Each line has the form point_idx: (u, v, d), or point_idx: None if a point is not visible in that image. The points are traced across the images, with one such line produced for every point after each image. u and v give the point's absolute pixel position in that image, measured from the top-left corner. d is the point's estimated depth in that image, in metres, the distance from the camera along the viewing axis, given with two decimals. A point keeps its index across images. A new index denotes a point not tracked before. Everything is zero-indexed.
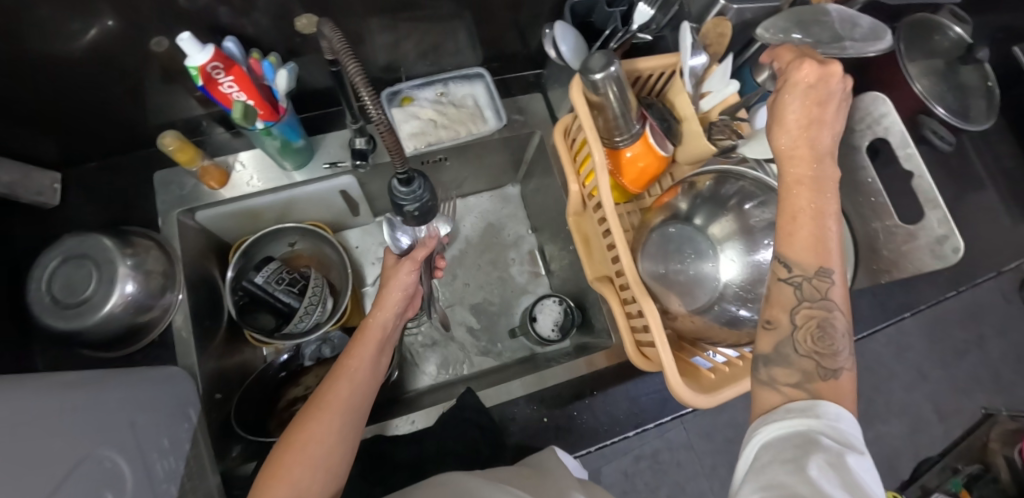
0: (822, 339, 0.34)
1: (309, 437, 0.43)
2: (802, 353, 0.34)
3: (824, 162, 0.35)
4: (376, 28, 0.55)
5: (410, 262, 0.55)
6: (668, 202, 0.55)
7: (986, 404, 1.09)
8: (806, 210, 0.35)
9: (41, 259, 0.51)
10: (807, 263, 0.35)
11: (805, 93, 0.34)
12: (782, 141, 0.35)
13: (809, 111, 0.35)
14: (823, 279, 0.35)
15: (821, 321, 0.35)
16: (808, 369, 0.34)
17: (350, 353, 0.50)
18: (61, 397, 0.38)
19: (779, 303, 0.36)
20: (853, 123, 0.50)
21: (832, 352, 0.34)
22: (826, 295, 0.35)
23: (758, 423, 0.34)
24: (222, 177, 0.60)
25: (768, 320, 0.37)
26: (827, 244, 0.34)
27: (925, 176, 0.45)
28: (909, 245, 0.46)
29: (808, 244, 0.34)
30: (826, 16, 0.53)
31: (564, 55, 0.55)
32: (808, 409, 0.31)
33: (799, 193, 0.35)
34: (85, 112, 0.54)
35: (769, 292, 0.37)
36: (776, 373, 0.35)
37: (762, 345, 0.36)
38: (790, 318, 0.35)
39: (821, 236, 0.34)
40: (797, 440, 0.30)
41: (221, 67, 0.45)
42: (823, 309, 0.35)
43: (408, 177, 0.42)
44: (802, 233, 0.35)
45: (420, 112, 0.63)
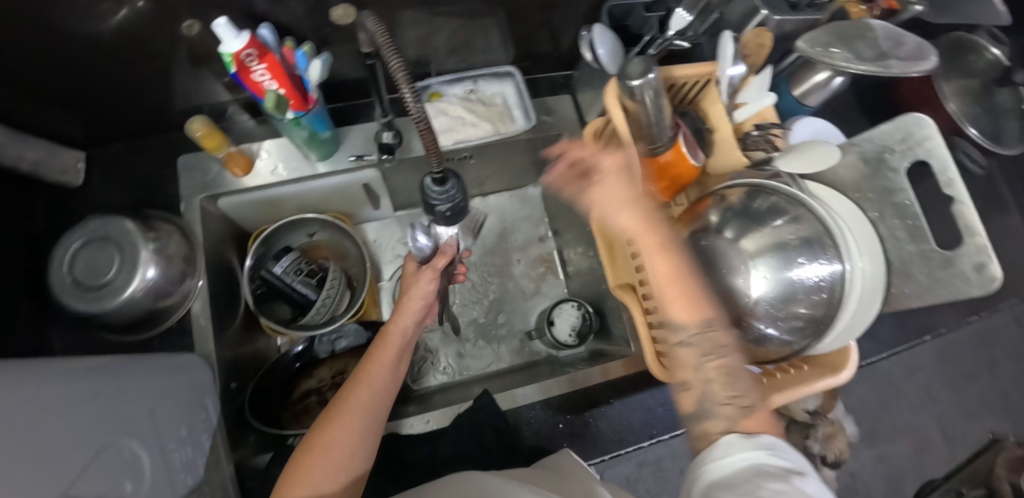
0: (732, 383, 0.39)
1: (331, 442, 0.41)
2: (725, 402, 0.37)
3: (658, 230, 0.45)
4: (410, 21, 0.54)
5: (430, 271, 0.55)
6: (699, 213, 0.54)
7: (993, 428, 1.09)
8: (667, 272, 0.43)
9: (63, 239, 0.50)
10: (690, 319, 0.41)
11: (609, 181, 0.50)
12: (625, 223, 0.47)
13: (617, 188, 0.49)
14: (711, 331, 0.40)
15: (726, 369, 0.39)
16: (732, 415, 0.36)
17: (370, 358, 0.49)
18: (81, 384, 0.37)
19: (686, 364, 0.41)
20: (892, 143, 0.49)
21: (743, 393, 0.38)
22: (717, 342, 0.40)
23: (708, 464, 0.34)
24: (247, 164, 0.60)
25: (683, 383, 0.40)
26: (698, 298, 0.42)
27: (967, 204, 0.43)
28: (947, 272, 0.45)
29: (680, 299, 0.41)
30: (870, 32, 0.52)
31: (601, 59, 0.54)
32: (746, 442, 0.34)
33: (658, 260, 0.43)
34: (113, 92, 0.53)
35: (671, 356, 0.42)
36: (707, 425, 0.37)
37: (687, 406, 0.39)
38: (698, 376, 0.40)
39: (690, 291, 0.42)
40: (752, 476, 0.31)
41: (255, 55, 0.45)
42: (723, 356, 0.40)
43: (443, 177, 0.42)
44: (675, 296, 0.42)
45: (448, 108, 0.62)
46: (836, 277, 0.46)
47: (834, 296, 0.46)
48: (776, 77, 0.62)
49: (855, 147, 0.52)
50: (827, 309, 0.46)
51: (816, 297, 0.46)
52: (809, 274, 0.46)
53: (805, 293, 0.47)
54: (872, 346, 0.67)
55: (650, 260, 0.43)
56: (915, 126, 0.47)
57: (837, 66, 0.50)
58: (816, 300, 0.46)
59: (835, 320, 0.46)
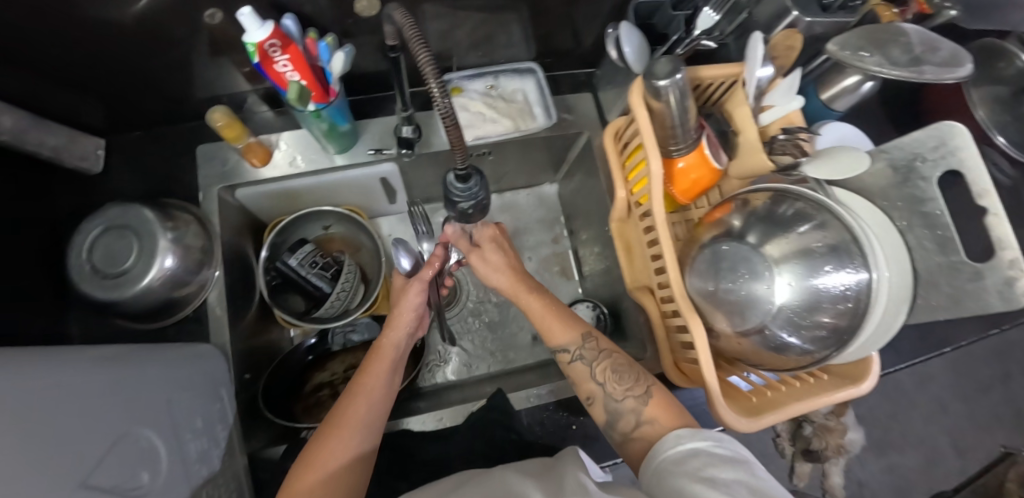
0: (615, 374, 0.47)
1: (326, 459, 0.42)
2: (625, 399, 0.45)
3: (526, 280, 0.52)
4: (433, 15, 0.53)
5: (420, 284, 0.52)
6: (720, 218, 0.53)
7: (1005, 442, 1.07)
8: (537, 304, 0.51)
9: (83, 225, 0.50)
10: (570, 339, 0.49)
11: (489, 250, 0.53)
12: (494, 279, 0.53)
13: (490, 253, 0.52)
14: (590, 340, 0.49)
15: (610, 367, 0.47)
16: (634, 407, 0.44)
17: (364, 371, 0.49)
18: (99, 374, 0.37)
19: (585, 378, 0.48)
20: (924, 151, 0.47)
21: (632, 384, 0.46)
22: (597, 349, 0.49)
23: (660, 455, 0.38)
24: (265, 155, 0.60)
25: (588, 397, 0.48)
26: (570, 321, 0.51)
27: (1000, 215, 0.42)
28: (974, 284, 0.44)
29: (553, 326, 0.50)
30: (906, 36, 0.50)
31: (627, 57, 0.53)
32: (695, 434, 0.37)
33: (525, 297, 0.51)
34: (134, 80, 0.53)
35: (572, 376, 0.49)
36: (621, 426, 0.44)
37: (599, 415, 0.47)
38: (596, 385, 0.47)
39: (563, 317, 0.51)
40: (695, 461, 0.35)
41: (278, 45, 0.44)
42: (604, 359, 0.48)
43: (467, 174, 0.41)
44: (554, 326, 0.50)
45: (469, 104, 0.62)
46: (862, 286, 0.45)
47: (859, 306, 0.45)
48: (804, 80, 0.61)
49: (884, 154, 0.51)
50: (851, 319, 0.45)
51: (841, 307, 0.45)
52: (837, 283, 0.45)
53: (830, 302, 0.46)
54: (890, 357, 0.66)
55: (523, 300, 0.52)
56: (949, 133, 0.45)
57: (869, 70, 0.48)
58: (841, 309, 0.45)
59: (859, 331, 0.45)
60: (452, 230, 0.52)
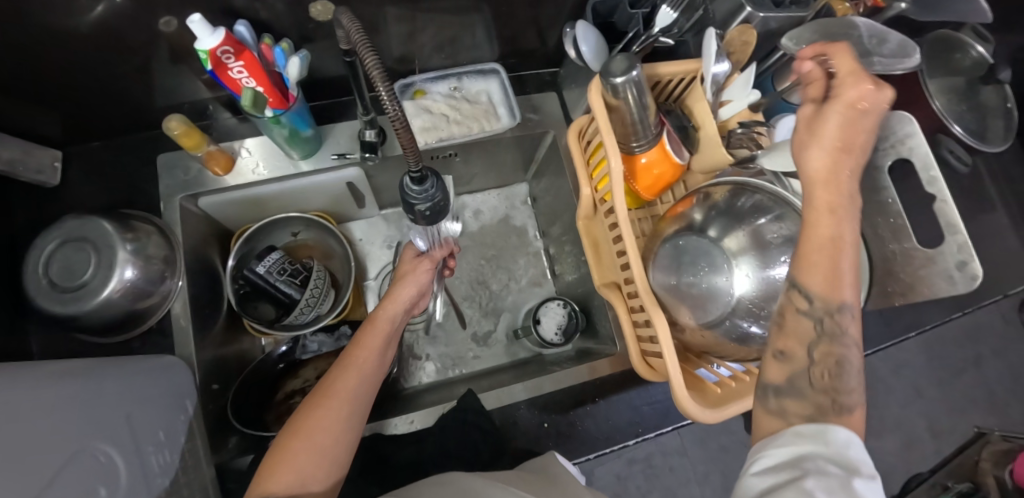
0: (838, 375, 0.35)
1: (316, 426, 0.42)
2: (817, 388, 0.34)
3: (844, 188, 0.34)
4: (393, 17, 0.53)
5: (429, 262, 0.57)
6: (682, 212, 0.53)
7: (979, 423, 1.10)
8: (825, 236, 0.33)
9: (39, 241, 0.49)
10: (828, 295, 0.34)
11: (832, 117, 0.33)
12: (814, 165, 0.34)
13: (837, 129, 0.33)
14: (840, 315, 0.35)
15: (834, 358, 0.36)
16: (824, 404, 0.34)
17: (358, 343, 0.50)
18: (52, 390, 0.37)
19: (794, 333, 0.36)
20: (876, 141, 0.49)
21: (845, 389, 0.35)
22: (840, 334, 0.35)
23: (764, 451, 0.33)
24: (228, 163, 0.59)
25: (780, 350, 0.37)
26: (845, 280, 0.34)
27: (947, 201, 0.43)
28: (925, 271, 0.46)
29: (823, 268, 0.34)
30: (855, 29, 0.51)
31: (584, 56, 0.54)
32: (818, 434, 0.32)
33: (820, 217, 0.33)
34: (88, 90, 0.53)
35: (782, 321, 0.37)
36: (787, 404, 0.35)
37: (773, 374, 0.36)
38: (806, 351, 0.36)
39: (842, 267, 0.34)
40: (802, 464, 0.29)
41: (232, 52, 0.44)
42: (836, 346, 0.35)
43: (422, 176, 0.41)
44: (820, 263, 0.34)
45: (432, 106, 0.61)
46: None
47: None
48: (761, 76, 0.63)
49: None
50: None
51: None
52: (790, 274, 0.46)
53: None
54: None
55: (816, 216, 0.34)
56: (895, 122, 0.47)
57: None
58: None
59: None
60: (812, 68, 0.36)
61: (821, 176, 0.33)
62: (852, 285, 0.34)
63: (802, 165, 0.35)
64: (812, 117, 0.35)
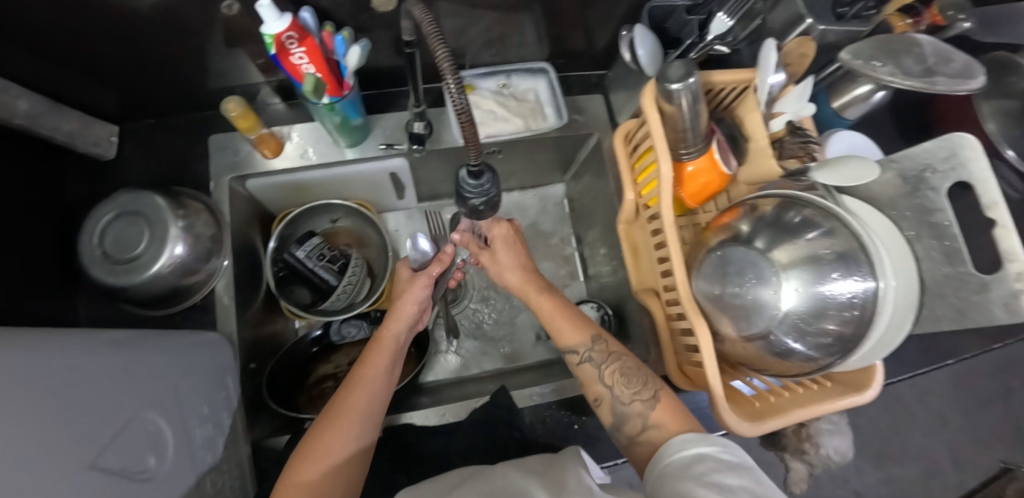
0: (626, 377, 0.48)
1: (329, 445, 0.42)
2: (632, 399, 0.46)
3: (536, 279, 0.55)
4: (450, 11, 0.53)
5: (425, 278, 0.54)
6: (728, 223, 0.53)
7: (1005, 458, 1.07)
8: (551, 307, 0.53)
9: (95, 212, 0.50)
10: (579, 341, 0.51)
11: (500, 248, 0.56)
12: (508, 277, 0.56)
13: (506, 252, 0.56)
14: (598, 343, 0.50)
15: (620, 369, 0.48)
16: (641, 409, 0.45)
17: (364, 362, 0.50)
18: (107, 359, 0.37)
19: (593, 380, 0.49)
20: (935, 162, 0.47)
21: (640, 387, 0.47)
22: (606, 351, 0.50)
23: (666, 459, 0.39)
24: (277, 146, 0.60)
25: (596, 398, 0.49)
26: (579, 324, 0.52)
27: (1006, 227, 0.42)
28: (980, 296, 0.44)
29: (568, 325, 0.52)
30: (918, 47, 0.51)
31: (640, 60, 0.54)
32: (701, 438, 0.39)
33: (539, 297, 0.54)
34: (150, 68, 0.54)
35: (581, 377, 0.50)
36: (628, 429, 0.46)
37: (606, 417, 0.48)
38: (603, 387, 0.49)
39: (575, 319, 0.52)
40: (702, 467, 0.36)
41: (295, 37, 0.44)
42: (613, 362, 0.49)
43: (479, 170, 0.41)
44: (562, 328, 0.52)
45: (481, 102, 0.62)
46: (869, 293, 0.45)
47: (865, 315, 0.45)
48: (816, 88, 0.62)
49: (895, 163, 0.51)
50: (857, 327, 0.45)
51: (847, 314, 0.45)
52: (843, 291, 0.45)
53: (836, 309, 0.46)
54: (892, 366, 0.67)
55: (532, 300, 0.54)
56: (958, 145, 0.45)
57: (881, 79, 0.48)
58: (847, 317, 0.45)
59: (864, 340, 0.45)
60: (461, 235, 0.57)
61: (517, 283, 0.55)
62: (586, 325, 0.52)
63: (507, 284, 0.56)
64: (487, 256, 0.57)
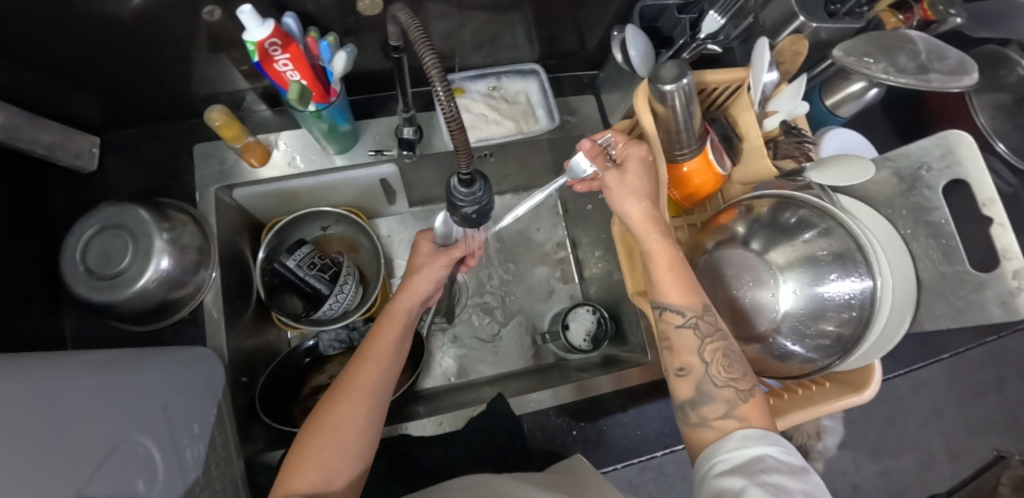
0: (729, 365, 0.43)
1: (338, 420, 0.42)
2: (721, 385, 0.42)
3: (659, 219, 0.46)
4: (439, 13, 0.52)
5: (446, 257, 0.53)
6: (726, 224, 0.52)
7: (999, 447, 1.08)
8: (664, 251, 0.46)
9: (77, 226, 0.49)
10: (695, 304, 0.44)
11: (633, 170, 0.46)
12: (629, 208, 0.46)
13: (639, 179, 0.46)
14: (708, 314, 0.44)
15: (721, 351, 0.43)
16: (731, 397, 0.41)
17: (375, 336, 0.49)
18: (92, 381, 0.36)
19: (687, 348, 0.43)
20: (931, 160, 0.47)
21: (739, 375, 0.42)
22: (713, 324, 0.44)
23: (719, 456, 0.37)
24: (264, 155, 0.59)
25: (680, 369, 0.44)
26: (692, 287, 0.45)
27: (1003, 225, 0.42)
28: (978, 294, 0.44)
29: (676, 283, 0.45)
30: (911, 44, 0.50)
31: (632, 60, 0.53)
32: (762, 436, 0.37)
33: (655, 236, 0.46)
34: (130, 77, 0.52)
35: (672, 341, 0.44)
36: (704, 412, 0.41)
37: (683, 391, 0.43)
38: (698, 359, 0.43)
39: (684, 277, 0.45)
40: (762, 466, 0.34)
41: (278, 44, 0.43)
42: (718, 339, 0.43)
43: (471, 178, 0.40)
44: (670, 281, 0.45)
45: (472, 105, 0.61)
46: (867, 293, 0.44)
47: (863, 315, 0.44)
48: (809, 85, 0.62)
49: (890, 162, 0.51)
50: (856, 328, 0.44)
51: (846, 315, 0.45)
52: (843, 290, 0.45)
53: (835, 310, 0.45)
54: (888, 362, 0.67)
55: (650, 240, 0.46)
56: (953, 142, 0.45)
57: (875, 76, 0.48)
58: (845, 318, 0.45)
59: (862, 340, 0.44)
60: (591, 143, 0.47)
61: (639, 222, 0.46)
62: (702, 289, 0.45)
63: (624, 215, 0.47)
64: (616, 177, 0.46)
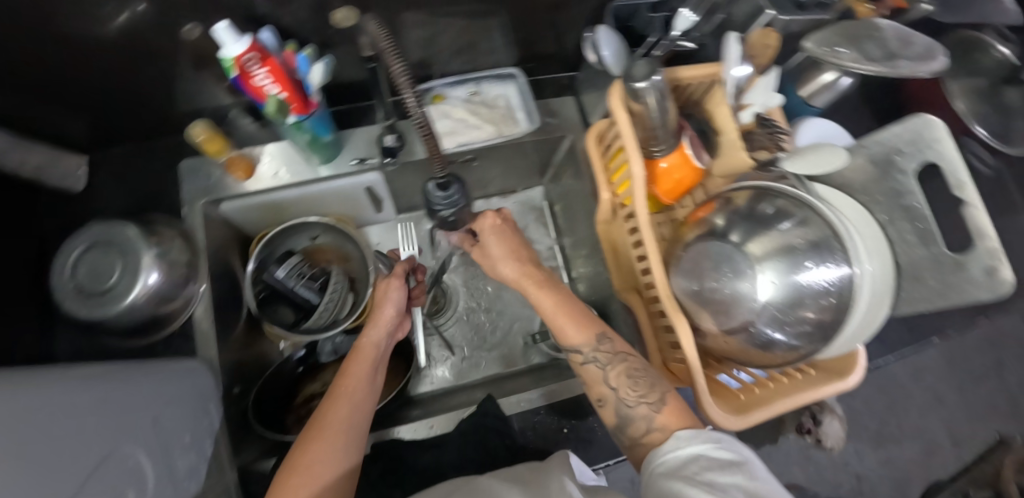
0: (633, 384, 0.45)
1: (313, 458, 0.41)
2: (637, 405, 0.43)
3: (536, 272, 0.51)
4: (415, 22, 0.53)
5: (398, 279, 0.55)
6: (704, 217, 0.54)
7: (1001, 430, 1.08)
8: (551, 303, 0.50)
9: (66, 244, 0.50)
10: (584, 341, 0.47)
11: (493, 241, 0.53)
12: (508, 271, 0.51)
13: (504, 243, 0.52)
14: (602, 347, 0.47)
15: (626, 371, 0.45)
16: (647, 413, 0.42)
17: (346, 373, 0.49)
18: (84, 393, 0.37)
19: (597, 380, 0.47)
20: (902, 145, 0.48)
21: (647, 390, 0.44)
22: (612, 350, 0.47)
23: (658, 459, 0.38)
24: (249, 168, 0.60)
25: (600, 399, 0.47)
26: (583, 321, 0.49)
27: (978, 206, 0.42)
28: (957, 276, 0.45)
29: (568, 325, 0.49)
30: (879, 31, 0.51)
31: (605, 61, 0.54)
32: (695, 435, 0.37)
33: (540, 293, 0.50)
34: (115, 97, 0.54)
35: (584, 377, 0.48)
36: (631, 431, 0.43)
37: (610, 418, 0.46)
38: (608, 387, 0.46)
39: (575, 315, 0.49)
40: (697, 466, 0.34)
41: (256, 58, 0.44)
42: (619, 362, 0.46)
43: (446, 181, 0.42)
44: (565, 326, 0.49)
45: (452, 111, 0.62)
46: (846, 281, 0.45)
47: (842, 301, 0.45)
48: (783, 77, 0.63)
49: (864, 148, 0.52)
50: (834, 314, 0.45)
51: (824, 302, 0.46)
52: (817, 278, 0.46)
53: (813, 297, 0.46)
54: (877, 348, 0.67)
55: (533, 296, 0.50)
56: (924, 127, 0.46)
57: (844, 66, 0.49)
58: (824, 304, 0.46)
59: (842, 326, 0.45)
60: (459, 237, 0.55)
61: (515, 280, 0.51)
62: (590, 323, 0.48)
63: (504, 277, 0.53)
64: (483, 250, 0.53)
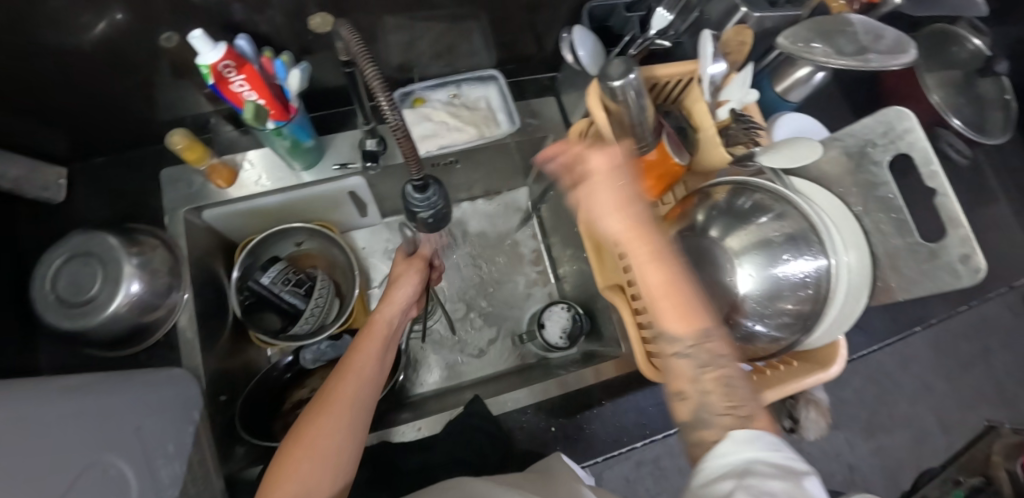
0: (730, 392, 0.36)
1: (318, 431, 0.40)
2: (722, 413, 0.34)
3: (649, 231, 0.38)
4: (393, 26, 0.53)
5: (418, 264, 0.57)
6: (685, 212, 0.53)
7: (990, 417, 1.09)
8: (659, 282, 0.36)
9: (47, 255, 0.50)
10: (687, 331, 0.36)
11: (599, 184, 0.39)
12: (610, 225, 0.38)
13: (622, 188, 0.39)
14: (708, 340, 0.36)
15: (722, 378, 0.36)
16: (732, 426, 0.34)
17: (357, 348, 0.49)
18: (64, 404, 0.37)
19: (682, 375, 0.37)
20: (875, 137, 0.49)
21: (741, 403, 0.35)
22: (713, 352, 0.37)
23: (703, 464, 0.31)
24: (230, 176, 0.59)
25: (677, 392, 0.38)
26: (691, 309, 0.37)
27: (949, 195, 0.43)
28: (930, 265, 0.45)
29: (674, 310, 0.36)
30: (851, 26, 0.52)
31: (581, 60, 0.55)
32: (751, 441, 0.30)
33: (650, 267, 0.36)
34: (94, 108, 0.53)
35: (667, 368, 0.38)
36: (704, 435, 0.34)
37: (684, 414, 0.37)
38: (693, 385, 0.37)
39: (686, 302, 0.36)
40: (749, 472, 0.28)
41: (233, 66, 0.44)
42: (719, 367, 0.37)
43: (424, 184, 0.41)
44: (667, 310, 0.37)
45: (433, 114, 0.62)
46: (822, 271, 0.46)
47: (819, 292, 0.46)
48: (759, 73, 0.63)
49: (838, 141, 0.52)
50: (813, 305, 0.46)
51: (802, 293, 0.46)
52: (796, 270, 0.46)
53: (792, 289, 0.46)
54: (860, 338, 0.68)
55: (644, 269, 0.37)
56: (896, 118, 0.47)
57: (817, 61, 0.49)
58: (802, 296, 0.46)
59: (820, 317, 0.46)
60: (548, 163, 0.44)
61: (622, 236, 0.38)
62: (698, 311, 0.37)
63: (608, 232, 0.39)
64: (581, 194, 0.40)
